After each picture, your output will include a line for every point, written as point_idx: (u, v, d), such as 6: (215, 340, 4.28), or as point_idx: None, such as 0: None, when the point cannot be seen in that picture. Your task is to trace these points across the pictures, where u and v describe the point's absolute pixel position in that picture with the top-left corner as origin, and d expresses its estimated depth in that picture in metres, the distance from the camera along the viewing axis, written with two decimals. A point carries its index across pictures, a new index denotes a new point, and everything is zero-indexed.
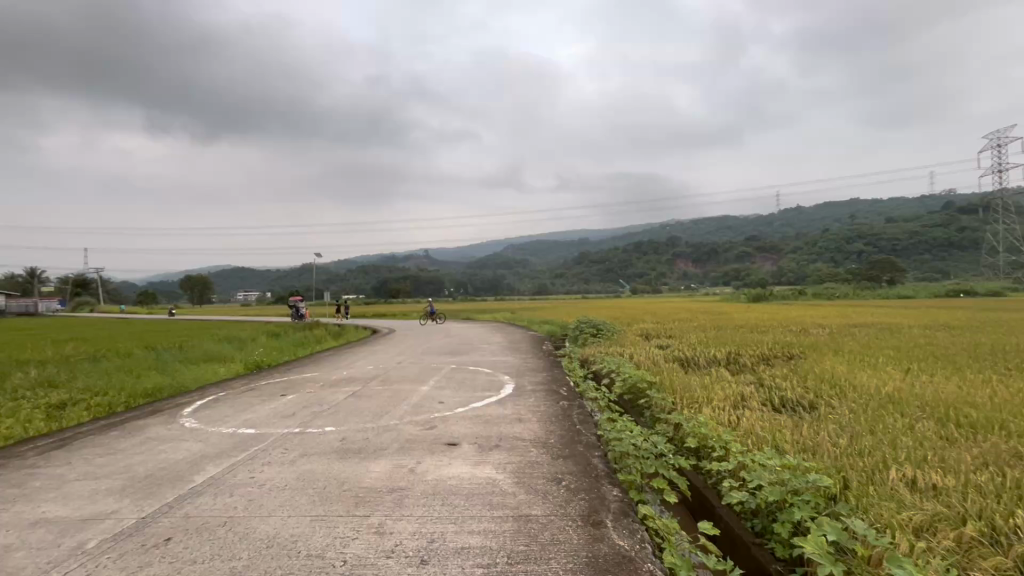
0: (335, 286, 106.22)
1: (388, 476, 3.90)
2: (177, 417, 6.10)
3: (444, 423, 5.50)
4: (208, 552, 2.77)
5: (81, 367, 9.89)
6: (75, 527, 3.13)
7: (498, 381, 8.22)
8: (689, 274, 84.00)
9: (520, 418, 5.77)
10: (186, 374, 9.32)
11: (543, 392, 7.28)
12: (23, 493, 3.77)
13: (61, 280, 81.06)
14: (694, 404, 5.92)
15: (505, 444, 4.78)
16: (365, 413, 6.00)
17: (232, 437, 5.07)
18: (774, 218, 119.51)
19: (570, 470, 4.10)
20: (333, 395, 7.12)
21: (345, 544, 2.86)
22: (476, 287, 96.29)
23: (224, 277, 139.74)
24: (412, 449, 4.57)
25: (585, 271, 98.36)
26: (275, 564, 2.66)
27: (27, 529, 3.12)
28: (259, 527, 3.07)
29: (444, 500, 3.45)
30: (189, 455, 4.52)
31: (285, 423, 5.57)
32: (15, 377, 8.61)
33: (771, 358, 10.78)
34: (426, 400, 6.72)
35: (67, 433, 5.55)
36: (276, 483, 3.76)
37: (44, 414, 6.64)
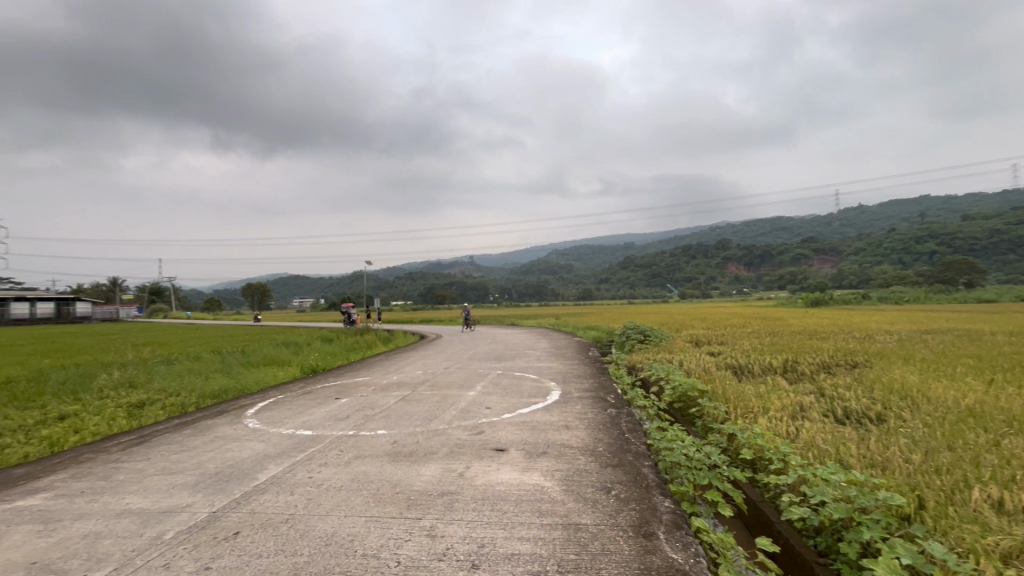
0: (383, 291, 109.50)
1: (438, 480, 3.97)
2: (242, 418, 6.48)
3: (491, 428, 5.56)
4: (273, 547, 2.92)
5: (158, 369, 10.71)
6: (156, 519, 3.38)
7: (544, 388, 8.20)
8: (741, 277, 80.78)
9: (568, 425, 5.73)
10: (249, 377, 9.88)
11: (590, 399, 7.21)
12: (110, 485, 4.11)
13: (139, 289, 88.03)
14: (748, 414, 5.71)
15: (553, 451, 4.76)
16: (416, 417, 6.15)
17: (291, 437, 5.33)
18: (834, 218, 113.08)
19: (620, 479, 4.03)
20: (384, 399, 7.34)
21: (399, 545, 2.93)
22: (520, 292, 96.47)
23: (282, 285, 147.23)
24: (461, 453, 4.66)
25: (631, 276, 96.59)
26: (334, 562, 2.76)
27: (113, 519, 3.40)
28: (318, 525, 3.21)
29: (493, 505, 3.48)
30: (253, 454, 4.78)
31: (339, 425, 5.81)
32: (101, 378, 9.41)
33: (832, 366, 10.19)
34: (473, 405, 6.80)
35: (145, 431, 6.00)
36: (332, 484, 3.91)
37: (125, 413, 7.22)
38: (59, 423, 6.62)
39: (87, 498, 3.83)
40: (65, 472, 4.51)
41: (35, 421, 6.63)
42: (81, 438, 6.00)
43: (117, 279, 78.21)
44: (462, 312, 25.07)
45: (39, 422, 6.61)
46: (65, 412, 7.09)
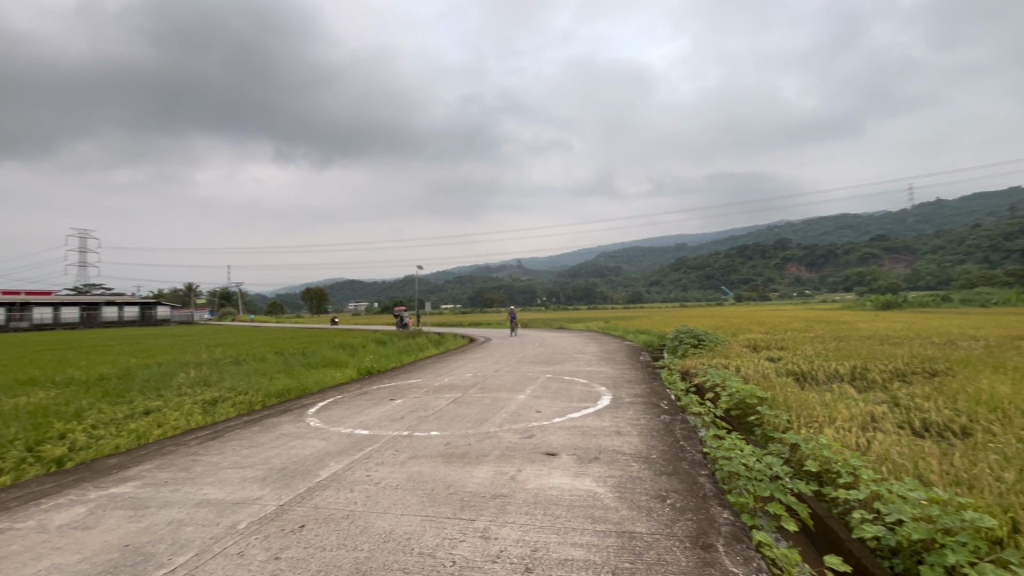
0: (433, 295, 111.98)
1: (491, 482, 4.02)
2: (304, 416, 6.82)
3: (542, 432, 5.56)
4: (335, 541, 3.06)
5: (228, 369, 11.45)
6: (230, 509, 3.62)
7: (594, 392, 8.11)
8: (803, 278, 76.45)
9: (620, 431, 5.64)
10: (309, 378, 10.39)
11: (642, 405, 7.06)
12: (190, 476, 4.45)
13: (211, 294, 94.54)
14: (813, 423, 5.41)
15: (605, 457, 4.71)
16: (467, 419, 6.24)
17: (350, 436, 5.56)
18: (908, 215, 104.99)
19: (676, 488, 3.93)
20: (436, 401, 7.49)
21: (454, 545, 2.99)
22: (568, 295, 95.84)
23: (338, 289, 153.83)
24: (512, 457, 4.69)
25: (682, 278, 93.72)
26: (393, 558, 2.86)
27: (192, 508, 3.67)
28: (377, 522, 3.33)
29: (546, 510, 3.48)
30: (315, 451, 5.03)
31: (394, 426, 5.99)
32: (180, 376, 10.18)
33: (907, 375, 9.45)
34: (523, 409, 6.83)
35: (219, 427, 6.43)
36: (389, 483, 4.04)
37: (200, 409, 7.77)
38: (144, 418, 7.21)
39: (170, 488, 4.16)
40: (151, 462, 4.91)
41: (124, 416, 7.25)
42: (162, 432, 6.50)
43: (192, 284, 84.23)
44: (511, 316, 25.12)
45: (128, 416, 7.24)
46: (149, 407, 7.72)
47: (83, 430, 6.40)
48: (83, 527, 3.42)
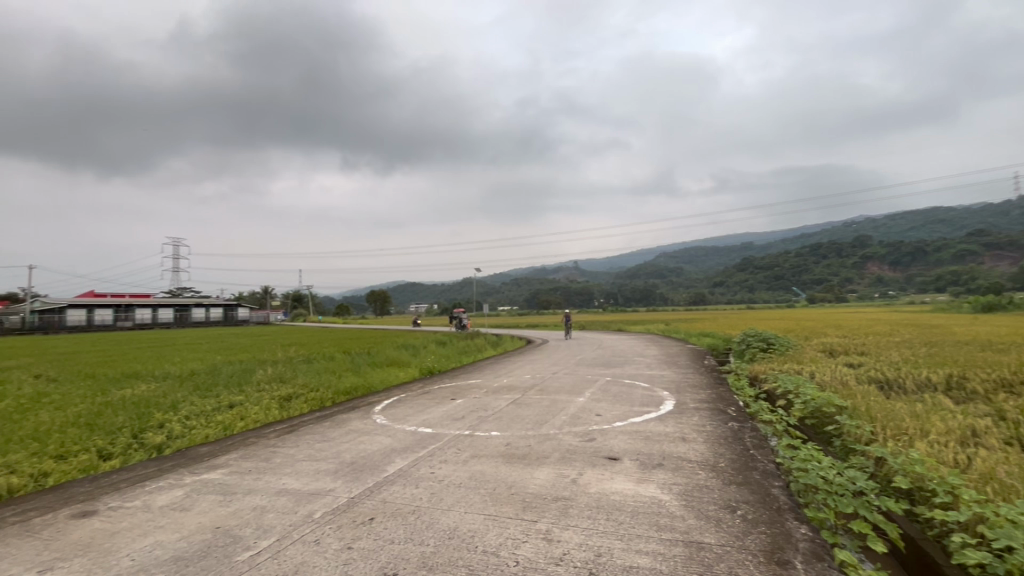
0: (490, 296, 113.64)
1: (552, 485, 4.01)
2: (371, 413, 7.13)
3: (602, 436, 5.48)
4: (402, 535, 3.17)
5: (301, 367, 12.20)
6: (307, 499, 3.85)
7: (656, 397, 7.88)
8: (886, 278, 70.44)
9: (684, 437, 5.45)
10: (375, 376, 10.86)
11: (708, 411, 6.78)
12: (270, 466, 4.78)
13: (284, 296, 101.04)
14: (902, 436, 4.97)
15: (670, 463, 4.57)
16: (527, 421, 6.26)
17: (414, 434, 5.75)
18: (1013, 206, 94.00)
19: (746, 499, 3.74)
20: (496, 402, 7.58)
21: (517, 545, 3.02)
22: (625, 296, 94.01)
23: (400, 291, 159.75)
24: (573, 460, 4.65)
25: (749, 279, 89.13)
26: (458, 555, 2.92)
27: (273, 496, 3.94)
28: (442, 518, 3.41)
29: (609, 514, 3.43)
30: (381, 448, 5.23)
31: (456, 425, 6.13)
32: (259, 373, 10.97)
33: (1015, 386, 8.45)
34: (583, 412, 6.75)
35: (295, 421, 6.85)
36: (452, 481, 4.13)
37: (277, 404, 8.33)
38: (229, 411, 7.83)
39: (253, 476, 4.49)
40: (236, 452, 5.32)
41: (212, 408, 7.92)
42: (244, 424, 7.02)
43: (269, 288, 90.29)
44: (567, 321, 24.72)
45: (215, 409, 7.90)
46: (233, 401, 8.37)
47: (179, 420, 7.05)
48: (180, 509, 3.76)
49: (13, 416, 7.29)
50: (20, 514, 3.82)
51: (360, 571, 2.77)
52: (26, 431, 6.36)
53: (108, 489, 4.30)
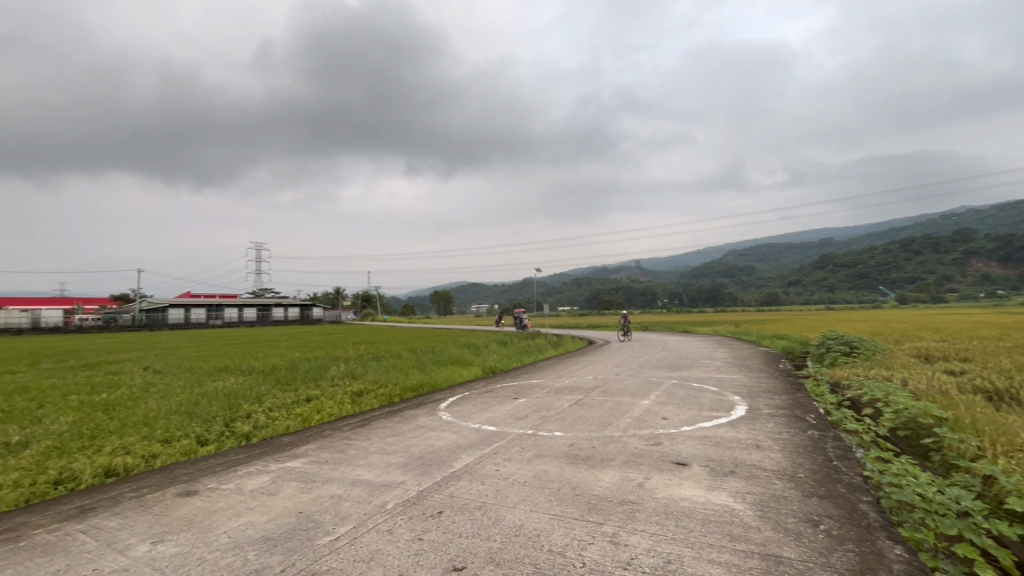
0: (551, 296, 113.47)
1: (617, 488, 3.95)
2: (437, 410, 7.36)
3: (670, 440, 5.33)
4: (470, 530, 3.24)
5: (371, 363, 12.83)
6: (379, 490, 4.04)
7: (727, 401, 7.54)
8: (994, 276, 62.93)
9: (759, 445, 5.17)
10: (439, 375, 11.17)
11: (784, 418, 6.39)
12: (345, 457, 5.06)
13: (355, 296, 106.30)
14: (1015, 452, 4.43)
15: (743, 471, 4.35)
16: (591, 422, 6.20)
17: (478, 432, 5.87)
18: None
19: (831, 513, 3.49)
20: (559, 402, 7.57)
21: (584, 547, 3.00)
22: (691, 296, 90.53)
23: (461, 292, 163.51)
24: (639, 464, 4.55)
25: (828, 278, 82.90)
26: (524, 553, 2.95)
27: (348, 486, 4.16)
28: (507, 516, 3.46)
29: (678, 521, 3.33)
30: (448, 444, 5.39)
31: (519, 424, 6.18)
32: (333, 369, 11.64)
33: None
34: (649, 415, 6.58)
35: (366, 415, 7.20)
36: (517, 479, 4.18)
37: (350, 399, 8.80)
38: (307, 404, 8.36)
39: (330, 466, 4.77)
40: (315, 443, 5.68)
41: (292, 401, 8.50)
42: (321, 417, 7.47)
43: (340, 288, 95.17)
44: (624, 319, 23.65)
45: (295, 402, 8.47)
46: (310, 395, 8.91)
47: (263, 412, 7.62)
48: (267, 493, 4.07)
49: (128, 402, 8.20)
50: (135, 489, 4.30)
51: (430, 562, 2.86)
52: (137, 417, 7.13)
53: (207, 472, 4.75)
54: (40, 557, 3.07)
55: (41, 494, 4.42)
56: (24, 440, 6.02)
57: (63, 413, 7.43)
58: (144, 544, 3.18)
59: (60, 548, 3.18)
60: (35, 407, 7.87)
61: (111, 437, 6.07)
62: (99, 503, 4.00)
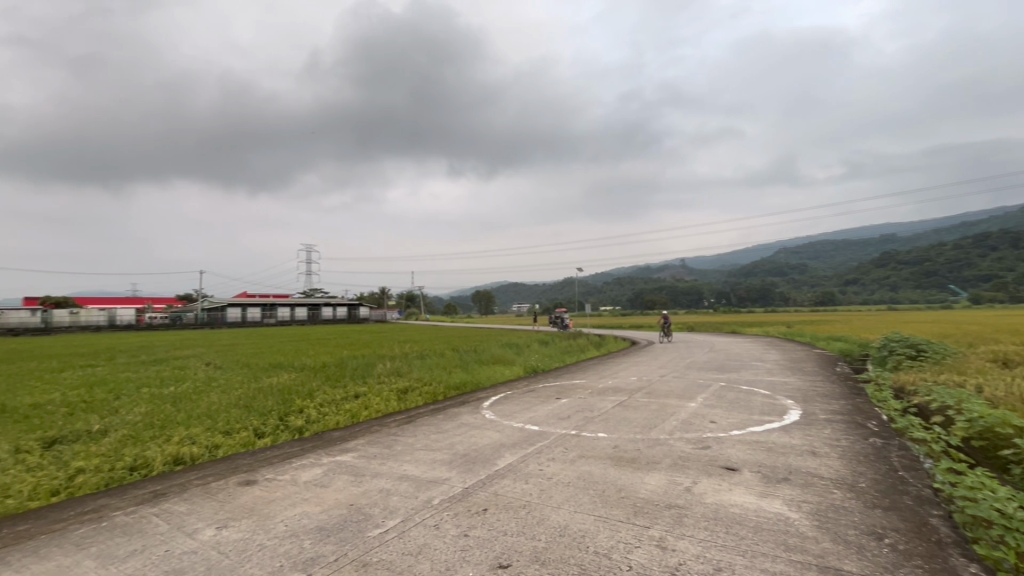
0: (593, 296, 112.26)
1: (664, 491, 3.87)
2: (480, 408, 7.44)
3: (718, 444, 5.17)
4: (515, 528, 3.26)
5: (415, 362, 13.11)
6: (426, 486, 4.13)
7: (779, 405, 7.23)
8: None
9: (815, 451, 4.94)
10: (482, 373, 11.29)
11: (843, 424, 6.06)
12: (392, 452, 5.21)
13: (399, 296, 108.89)
14: None
15: (797, 479, 4.16)
16: (635, 424, 6.10)
17: (522, 431, 5.89)
18: None
19: (896, 526, 3.29)
20: (602, 402, 7.50)
21: (630, 549, 2.96)
22: (739, 296, 87.28)
23: (503, 292, 164.53)
24: (687, 467, 4.44)
25: (891, 276, 77.86)
26: (569, 553, 2.94)
27: (396, 480, 4.29)
28: (552, 515, 3.46)
29: (728, 528, 3.23)
30: (491, 442, 5.44)
31: (562, 424, 6.17)
32: (379, 367, 12.00)
33: None
34: (696, 418, 6.41)
35: (412, 412, 7.39)
36: (561, 479, 4.17)
37: (396, 396, 9.04)
38: (355, 400, 8.66)
39: (379, 461, 4.92)
40: (364, 438, 5.88)
41: (342, 397, 8.82)
42: (368, 413, 7.72)
43: (385, 288, 97.57)
44: (665, 318, 22.69)
45: (345, 398, 8.79)
46: (358, 392, 9.22)
47: (315, 407, 7.94)
48: (320, 485, 4.25)
49: (192, 395, 8.76)
50: (201, 477, 4.59)
51: (476, 559, 2.90)
52: (201, 409, 7.60)
53: (266, 463, 5.01)
54: (120, 537, 3.33)
55: (119, 479, 4.80)
56: (103, 428, 6.54)
57: (136, 405, 8.03)
58: (210, 529, 3.39)
59: (137, 530, 3.44)
60: (112, 399, 8.54)
61: (179, 428, 6.50)
62: (169, 489, 4.29)
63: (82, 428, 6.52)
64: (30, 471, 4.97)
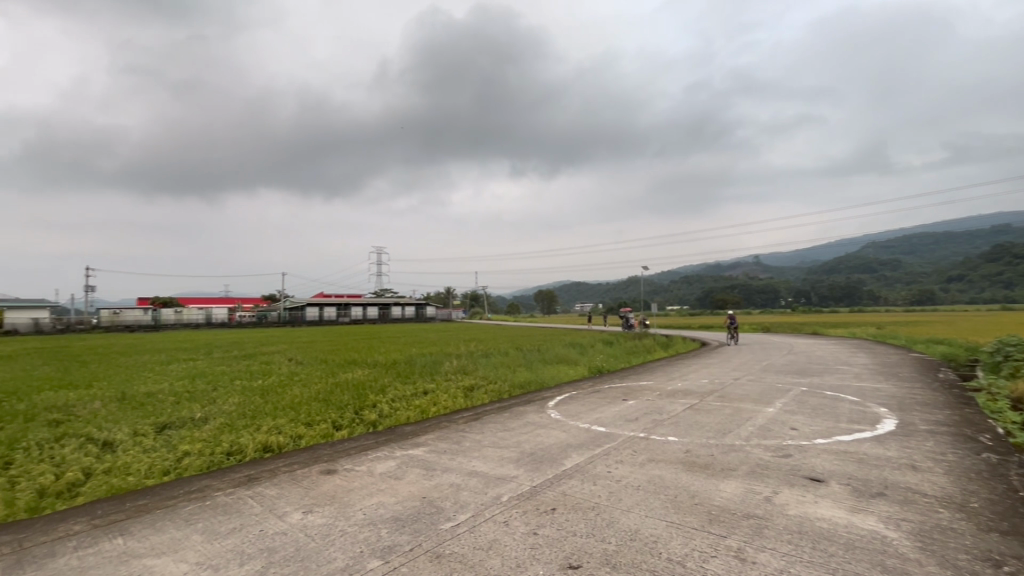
0: (660, 296, 108.92)
1: (741, 500, 3.68)
2: (546, 408, 7.45)
3: (801, 453, 4.84)
4: (584, 529, 3.24)
5: (481, 360, 13.38)
6: (494, 482, 4.19)
7: (870, 414, 6.65)
8: None
9: (915, 465, 4.49)
10: (546, 373, 11.29)
11: (948, 437, 5.46)
12: (461, 448, 5.34)
13: (464, 296, 111.32)
14: None
15: (895, 495, 3.81)
16: (707, 428, 5.85)
17: (588, 431, 5.83)
18: None
19: (1019, 553, 2.92)
20: (672, 405, 7.25)
21: (705, 559, 2.85)
22: (821, 296, 81.16)
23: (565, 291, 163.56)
24: (766, 476, 4.20)
25: (1004, 271, 69.20)
26: (641, 558, 2.87)
27: (466, 476, 4.39)
28: (621, 518, 3.40)
29: (815, 543, 3.02)
30: (558, 442, 5.43)
31: (630, 426, 6.04)
32: (447, 364, 12.38)
33: None
34: (775, 424, 6.03)
35: (478, 410, 7.53)
36: (630, 482, 4.08)
37: (462, 393, 9.27)
38: (424, 396, 8.96)
39: (449, 456, 5.06)
40: (434, 433, 6.06)
41: (412, 393, 9.17)
42: (437, 410, 7.97)
43: (450, 289, 100.13)
44: (731, 319, 21.39)
45: (414, 394, 9.12)
46: (427, 388, 9.55)
47: (387, 402, 8.32)
48: (394, 477, 4.44)
49: (278, 388, 9.47)
50: (288, 464, 4.95)
51: (546, 558, 2.91)
52: (286, 401, 8.20)
53: (344, 453, 5.31)
54: (221, 516, 3.66)
55: (218, 462, 5.28)
56: (204, 416, 7.22)
57: (231, 396, 8.79)
58: (297, 513, 3.65)
59: (235, 509, 3.77)
60: (211, 390, 9.41)
61: (267, 418, 7.04)
62: (261, 474, 4.66)
63: (187, 415, 7.24)
64: (145, 452, 5.59)
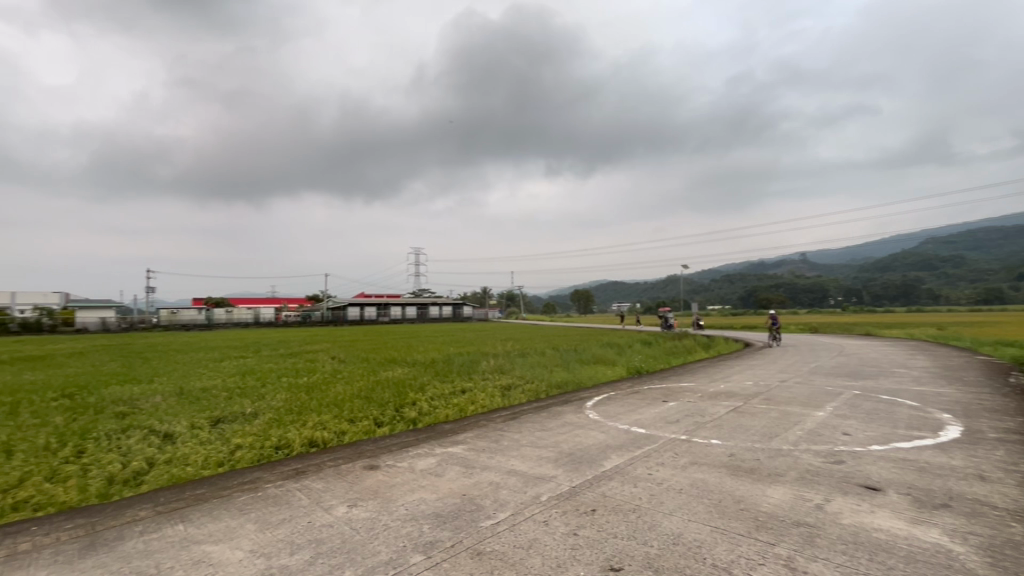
0: (700, 296, 106.15)
1: (790, 507, 3.54)
2: (585, 408, 7.39)
3: (855, 459, 4.61)
4: (625, 532, 3.20)
5: (518, 360, 13.42)
6: (533, 482, 4.20)
7: (932, 420, 6.25)
8: None
9: (984, 476, 4.20)
10: (583, 373, 11.21)
11: (1021, 446, 5.07)
12: (500, 447, 5.37)
13: (500, 296, 111.91)
14: None
15: (962, 507, 3.56)
16: (753, 431, 5.66)
17: (628, 432, 5.75)
18: None
19: None
20: (715, 407, 7.05)
21: (753, 566, 2.76)
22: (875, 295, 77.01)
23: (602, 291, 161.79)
24: (817, 482, 4.02)
25: None
26: (684, 563, 2.81)
27: (505, 474, 4.41)
28: (664, 522, 3.34)
29: (872, 554, 2.87)
30: (596, 442, 5.38)
31: (671, 428, 5.92)
32: (485, 363, 12.48)
33: None
34: (826, 429, 5.77)
35: (516, 409, 7.55)
36: (672, 485, 4.00)
37: (500, 392, 9.32)
38: (462, 395, 9.07)
39: (487, 454, 5.10)
40: (472, 431, 6.13)
41: (450, 391, 9.31)
42: (475, 408, 8.05)
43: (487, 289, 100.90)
44: (775, 319, 20.60)
45: (452, 392, 9.24)
46: (465, 387, 9.66)
47: (426, 400, 8.46)
48: (434, 474, 4.51)
49: (322, 386, 9.81)
50: (333, 459, 5.12)
51: (587, 559, 2.89)
52: (330, 398, 8.49)
53: (386, 449, 5.45)
54: (272, 506, 3.83)
55: (268, 455, 5.52)
56: (254, 411, 7.56)
57: (279, 392, 9.16)
58: (343, 506, 3.76)
59: (285, 501, 3.93)
60: (260, 386, 9.84)
61: (313, 414, 7.30)
62: (308, 467, 4.84)
63: (239, 409, 7.61)
64: (202, 444, 5.91)
